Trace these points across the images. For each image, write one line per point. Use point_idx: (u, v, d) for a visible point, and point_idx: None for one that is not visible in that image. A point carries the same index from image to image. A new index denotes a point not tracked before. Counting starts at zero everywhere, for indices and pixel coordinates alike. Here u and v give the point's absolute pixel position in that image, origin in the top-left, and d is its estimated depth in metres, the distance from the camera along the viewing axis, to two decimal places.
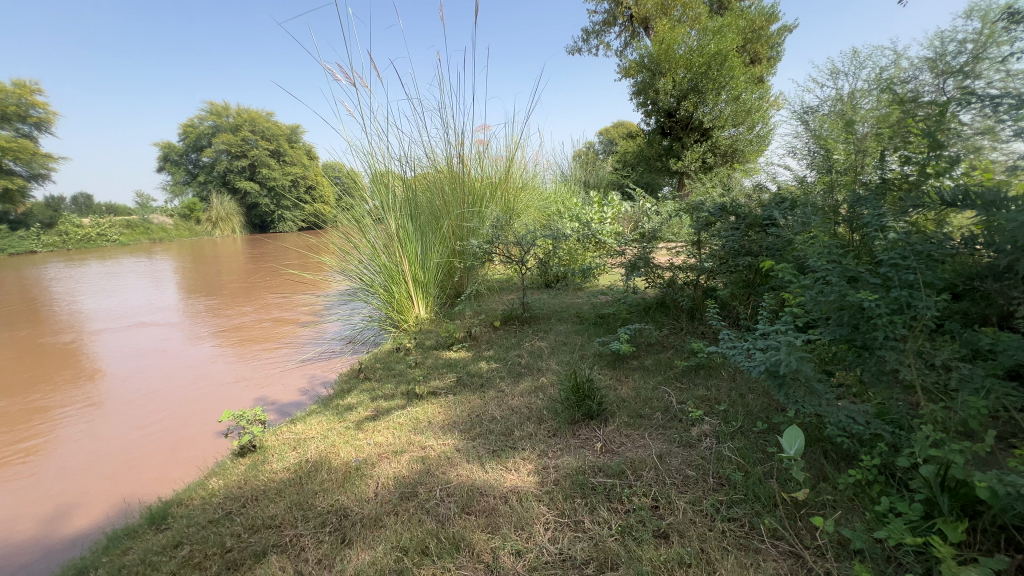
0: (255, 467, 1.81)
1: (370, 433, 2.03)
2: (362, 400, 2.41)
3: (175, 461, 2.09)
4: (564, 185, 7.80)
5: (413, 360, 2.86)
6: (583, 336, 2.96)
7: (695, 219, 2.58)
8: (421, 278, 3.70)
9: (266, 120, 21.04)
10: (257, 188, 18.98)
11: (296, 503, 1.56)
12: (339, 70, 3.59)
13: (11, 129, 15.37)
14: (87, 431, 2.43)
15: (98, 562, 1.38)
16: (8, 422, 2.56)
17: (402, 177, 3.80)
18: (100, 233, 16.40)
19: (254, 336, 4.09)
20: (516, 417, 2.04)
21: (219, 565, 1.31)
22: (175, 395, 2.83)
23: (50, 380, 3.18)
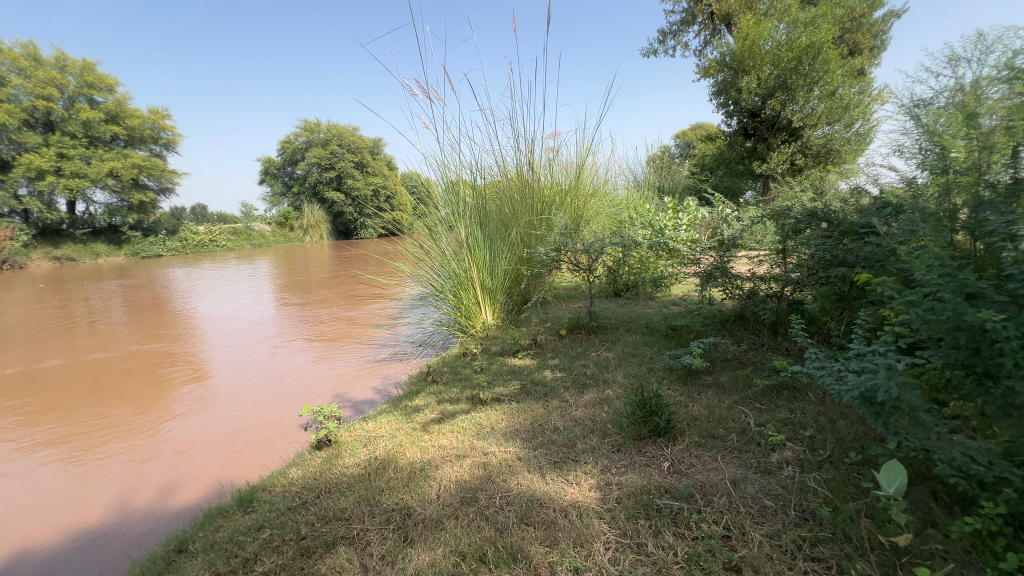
0: (330, 461, 1.93)
1: (435, 436, 2.09)
2: (429, 403, 2.48)
3: (263, 450, 2.29)
4: (637, 191, 7.61)
5: (479, 366, 2.91)
6: (653, 348, 2.84)
7: (780, 226, 2.38)
8: (488, 284, 3.76)
9: (353, 134, 22.65)
10: (343, 199, 20.47)
11: (364, 498, 1.63)
12: (416, 85, 3.78)
13: (147, 150, 17.91)
14: (194, 418, 2.73)
15: (195, 536, 1.54)
16: (133, 407, 2.94)
17: (473, 186, 3.90)
18: (211, 239, 18.52)
19: (335, 336, 4.41)
20: (579, 429, 2.00)
21: (293, 550, 1.40)
22: (265, 390, 3.10)
23: (167, 373, 3.59)
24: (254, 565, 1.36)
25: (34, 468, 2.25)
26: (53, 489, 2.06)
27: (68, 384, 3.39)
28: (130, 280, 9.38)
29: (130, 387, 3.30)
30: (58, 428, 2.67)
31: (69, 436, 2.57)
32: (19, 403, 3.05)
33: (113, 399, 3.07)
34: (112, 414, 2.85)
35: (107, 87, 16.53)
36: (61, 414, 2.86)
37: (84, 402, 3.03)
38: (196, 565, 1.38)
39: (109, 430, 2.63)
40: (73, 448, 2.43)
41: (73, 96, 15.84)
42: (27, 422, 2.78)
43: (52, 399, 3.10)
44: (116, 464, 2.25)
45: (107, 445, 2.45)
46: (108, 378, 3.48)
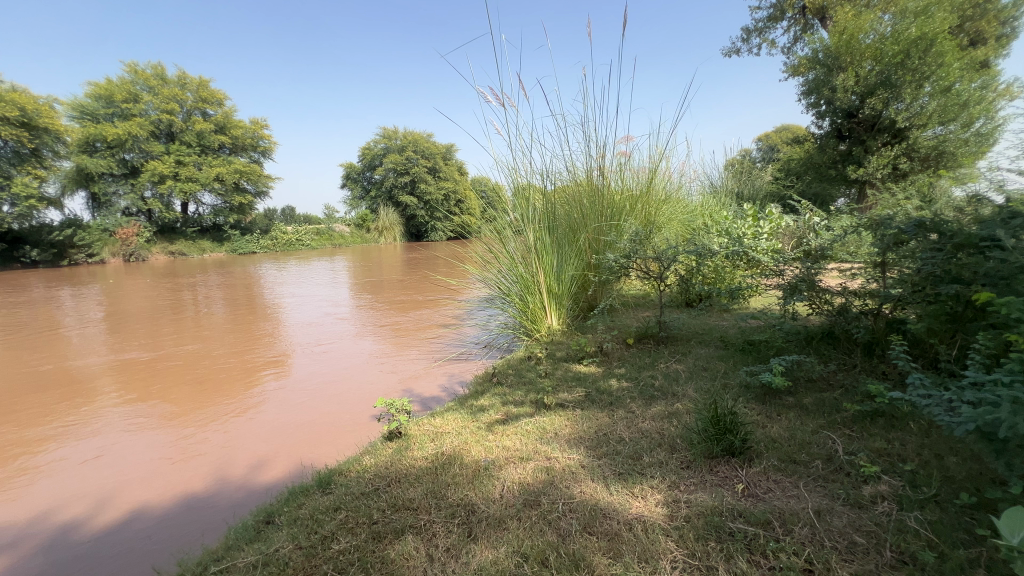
0: (400, 453, 2.02)
1: (499, 436, 2.12)
2: (494, 404, 2.52)
3: (339, 438, 2.43)
4: (713, 197, 7.25)
5: (543, 370, 2.92)
6: (728, 363, 2.69)
7: (879, 237, 2.17)
8: (555, 290, 3.75)
9: (428, 141, 23.61)
10: (416, 203, 22.13)
11: (431, 491, 1.70)
12: (491, 93, 3.89)
13: (248, 157, 19.86)
14: (279, 404, 2.97)
15: (281, 510, 1.68)
16: (229, 392, 3.24)
17: (542, 191, 3.92)
18: (298, 238, 20.08)
19: (405, 333, 4.65)
20: (645, 442, 1.94)
21: (366, 533, 1.48)
22: (342, 382, 3.30)
23: (256, 363, 3.89)
24: (331, 542, 1.46)
25: (145, 444, 2.51)
26: (160, 464, 2.28)
27: (174, 370, 3.76)
28: (229, 275, 10.42)
29: (225, 375, 3.60)
30: (165, 411, 2.95)
31: (174, 418, 2.84)
32: (137, 383, 3.47)
33: (210, 386, 3.37)
34: (211, 397, 3.16)
35: (218, 102, 18.51)
36: (167, 397, 3.17)
37: (186, 388, 3.34)
38: (282, 537, 1.51)
39: (206, 414, 2.87)
40: (176, 428, 2.68)
41: (190, 111, 17.89)
42: (141, 402, 3.10)
43: (161, 384, 3.44)
44: (212, 444, 2.46)
45: (204, 428, 2.68)
46: (208, 365, 3.88)
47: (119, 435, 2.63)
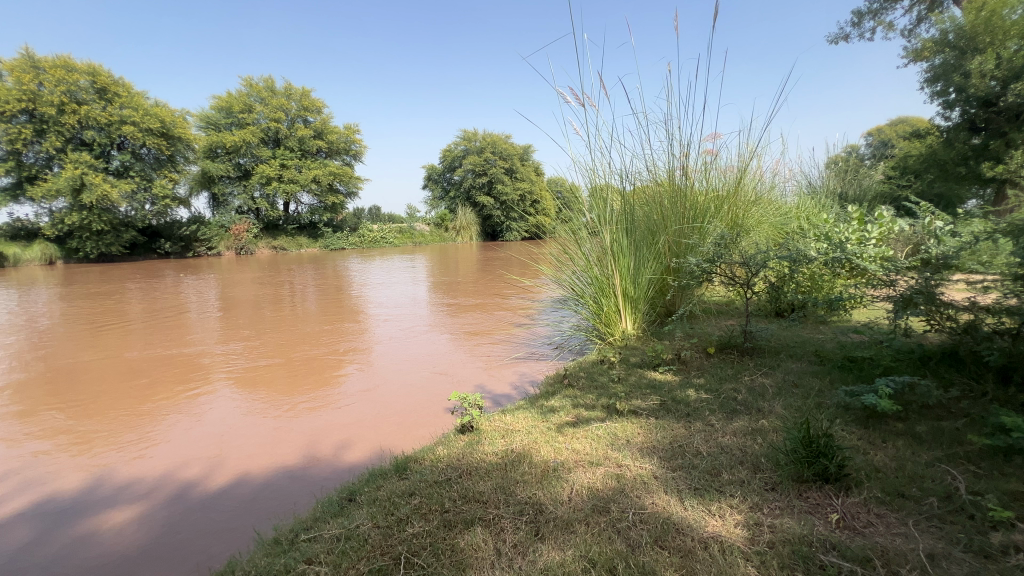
0: (471, 446, 2.08)
1: (569, 438, 2.11)
2: (564, 405, 2.51)
3: (415, 428, 2.55)
4: (810, 198, 6.65)
5: (616, 375, 2.85)
6: (823, 380, 2.46)
7: (1019, 246, 1.86)
8: (631, 293, 3.65)
9: (507, 142, 24.00)
10: (492, 204, 22.68)
11: (501, 486, 1.73)
12: (570, 93, 3.62)
13: (341, 160, 21.44)
14: (361, 392, 3.18)
15: (362, 489, 1.81)
16: (317, 379, 3.52)
17: (620, 192, 3.84)
18: (382, 237, 21.35)
19: (478, 330, 4.78)
20: (725, 458, 1.83)
21: (438, 521, 1.55)
22: (418, 374, 3.47)
23: (341, 354, 4.17)
24: (405, 524, 1.54)
25: (246, 422, 2.77)
26: (258, 440, 2.52)
27: (271, 357, 4.13)
28: (322, 269, 11.34)
29: (313, 364, 3.90)
30: (262, 393, 3.25)
31: (270, 400, 3.12)
32: (243, 367, 3.88)
33: (300, 373, 3.66)
34: (303, 382, 3.45)
35: (318, 110, 20.16)
36: (264, 382, 3.48)
37: (282, 373, 3.67)
38: (363, 514, 1.62)
39: (298, 397, 3.14)
40: (272, 410, 2.95)
41: (294, 118, 19.66)
42: (243, 385, 3.44)
43: (261, 369, 3.80)
44: (304, 425, 2.69)
45: (296, 410, 2.92)
46: (300, 353, 4.24)
47: (225, 412, 2.94)
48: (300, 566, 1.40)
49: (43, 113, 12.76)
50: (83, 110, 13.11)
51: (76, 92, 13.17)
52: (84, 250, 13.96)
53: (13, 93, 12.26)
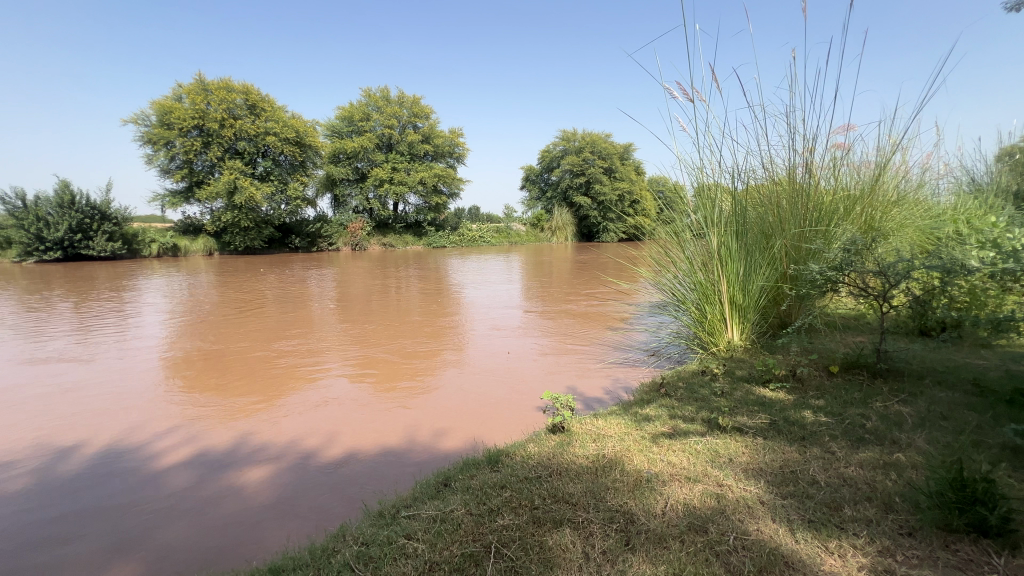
0: (562, 447, 2.08)
1: (664, 450, 2.02)
2: (660, 415, 2.40)
3: (507, 423, 2.61)
4: (970, 197, 5.62)
5: (719, 389, 2.65)
6: (982, 415, 2.07)
7: None
8: (739, 301, 3.38)
9: (607, 141, 23.51)
10: (589, 204, 22.42)
11: (591, 490, 1.71)
12: (678, 88, 3.35)
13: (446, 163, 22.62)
14: (457, 384, 3.34)
15: (456, 476, 1.90)
16: (418, 369, 3.77)
17: (730, 192, 3.56)
18: (480, 236, 22.20)
19: (571, 332, 4.77)
20: (847, 491, 1.62)
21: (527, 516, 1.57)
22: (510, 372, 3.55)
23: (439, 347, 4.42)
24: (496, 515, 1.59)
25: (356, 403, 3.06)
26: (366, 421, 2.76)
27: (378, 347, 4.49)
28: (425, 266, 12.08)
29: (414, 355, 4.18)
30: (370, 379, 3.56)
31: (376, 386, 3.41)
32: (354, 354, 4.27)
33: (403, 364, 3.95)
34: (405, 372, 3.70)
35: (426, 116, 21.39)
36: (372, 369, 3.81)
37: (387, 362, 3.98)
38: (457, 500, 1.70)
39: (401, 385, 3.39)
40: (378, 395, 3.21)
41: (405, 124, 21.08)
42: (354, 371, 3.79)
43: (370, 358, 4.16)
44: (406, 411, 2.89)
45: (398, 397, 3.16)
46: (403, 345, 4.55)
47: (339, 394, 3.27)
48: (400, 540, 1.51)
49: (209, 128, 15.14)
50: (238, 124, 15.28)
51: (233, 108, 15.38)
52: (235, 244, 16.48)
53: (188, 113, 14.70)
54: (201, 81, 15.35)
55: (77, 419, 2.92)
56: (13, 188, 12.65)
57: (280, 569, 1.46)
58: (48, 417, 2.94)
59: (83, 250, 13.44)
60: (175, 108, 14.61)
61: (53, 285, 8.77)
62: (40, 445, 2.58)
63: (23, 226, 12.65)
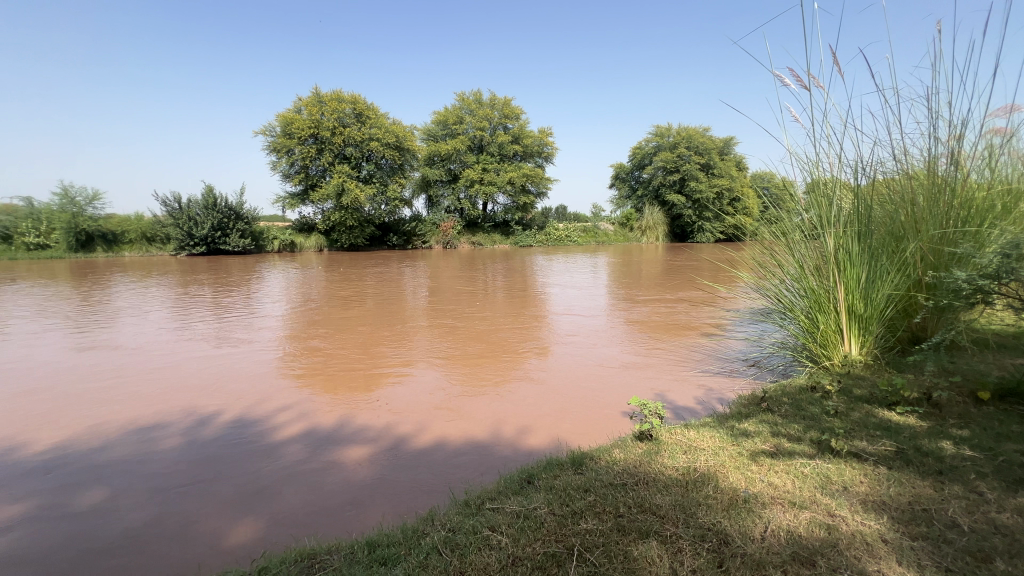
0: (650, 455, 2.01)
1: (765, 469, 1.86)
2: (761, 432, 2.22)
3: (592, 427, 2.58)
4: None
5: (832, 408, 2.38)
6: None
7: None
8: (860, 311, 3.00)
9: (705, 135, 22.10)
10: (682, 202, 21.36)
11: (681, 504, 1.63)
12: (790, 73, 3.05)
13: (535, 163, 22.80)
14: (542, 383, 3.36)
15: (540, 475, 1.91)
16: (503, 366, 3.85)
17: (851, 188, 3.17)
18: (567, 235, 22.21)
19: (660, 337, 4.59)
20: (999, 541, 1.37)
21: (612, 523, 1.54)
22: (595, 375, 3.49)
23: (524, 345, 4.48)
24: (579, 519, 1.58)
25: (445, 395, 3.21)
26: (455, 412, 2.88)
27: (466, 343, 4.66)
28: (512, 264, 12.33)
29: (500, 352, 4.29)
30: (459, 373, 3.71)
31: (464, 380, 3.54)
32: (444, 348, 4.48)
33: (490, 360, 4.06)
34: (490, 368, 3.80)
35: (517, 117, 21.69)
36: (460, 363, 3.97)
37: (474, 358, 4.11)
38: (540, 498, 1.71)
39: (487, 381, 3.49)
40: (466, 388, 3.34)
41: (496, 126, 21.58)
42: (444, 364, 3.98)
43: (459, 352, 4.34)
44: (491, 405, 2.97)
45: (484, 391, 3.25)
46: (489, 341, 4.67)
47: (430, 384, 3.45)
48: (485, 530, 1.56)
49: (322, 137, 16.73)
50: (346, 132, 16.78)
51: (343, 118, 16.99)
52: (342, 241, 18.14)
53: (306, 123, 16.31)
54: (317, 95, 17.01)
55: (216, 392, 3.40)
56: (172, 194, 15.03)
57: (376, 543, 1.58)
58: (194, 389, 3.46)
59: (221, 246, 15.61)
60: (296, 119, 16.23)
61: (200, 277, 10.29)
62: (188, 411, 3.05)
63: (179, 225, 14.99)
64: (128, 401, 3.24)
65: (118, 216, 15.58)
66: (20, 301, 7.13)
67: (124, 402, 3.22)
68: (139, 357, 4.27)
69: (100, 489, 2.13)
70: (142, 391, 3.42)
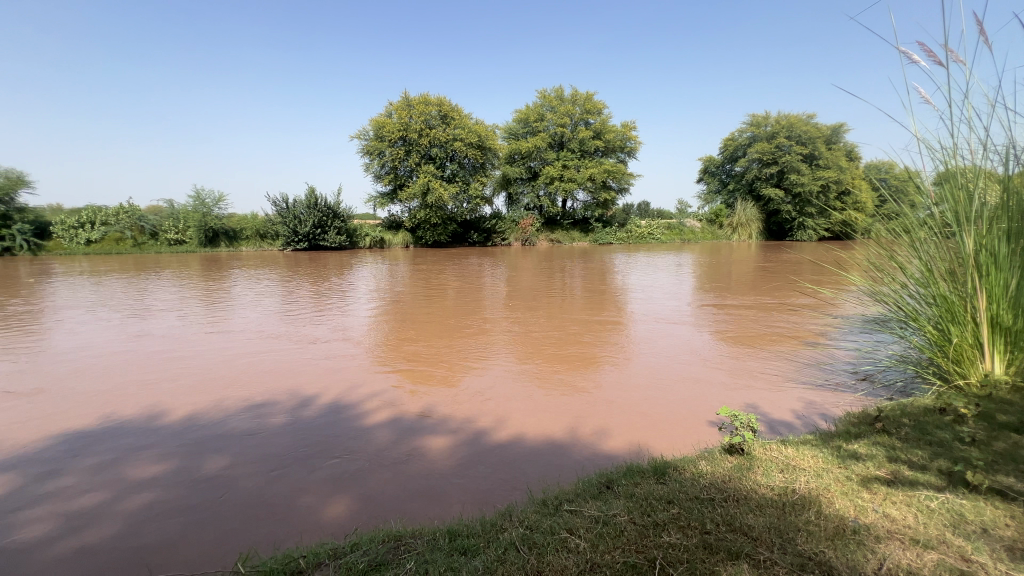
0: (741, 471, 1.87)
1: (880, 498, 1.65)
2: (874, 455, 1.98)
3: (676, 436, 2.46)
4: None
5: (967, 435, 2.05)
6: None
7: None
8: (1007, 323, 2.54)
9: (809, 122, 20.00)
10: (780, 196, 19.66)
11: (776, 527, 1.50)
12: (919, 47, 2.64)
13: (617, 158, 22.19)
14: (621, 386, 3.28)
15: (619, 481, 1.86)
16: (581, 366, 3.81)
17: (999, 178, 2.67)
18: (649, 232, 21.50)
19: (752, 344, 4.25)
20: None
21: (697, 539, 1.46)
22: (679, 381, 3.33)
23: (602, 347, 4.39)
24: (660, 531, 1.51)
25: (522, 392, 3.25)
26: (533, 410, 2.90)
27: (544, 341, 4.67)
28: (591, 262, 12.18)
29: (577, 352, 4.23)
30: (536, 371, 3.72)
31: (541, 378, 3.55)
32: (521, 345, 4.54)
33: (567, 359, 4.03)
34: (568, 367, 3.78)
35: (599, 111, 21.15)
36: (538, 361, 3.99)
37: (552, 356, 4.11)
38: (619, 505, 1.67)
39: (565, 380, 3.47)
40: (543, 386, 3.35)
41: (577, 122, 21.26)
42: (521, 361, 4.02)
43: (537, 350, 4.35)
44: (569, 405, 2.95)
45: (562, 391, 3.24)
46: (567, 341, 4.64)
47: (506, 380, 3.50)
48: (563, 532, 1.55)
49: (410, 139, 17.63)
50: (432, 133, 17.51)
51: (429, 120, 17.77)
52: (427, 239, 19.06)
53: (396, 126, 17.33)
54: (406, 99, 17.90)
55: (315, 377, 3.73)
56: (281, 195, 16.69)
57: (457, 533, 1.64)
58: (297, 373, 3.82)
59: (321, 242, 17.08)
60: (386, 123, 17.26)
61: (302, 270, 11.34)
62: (292, 393, 3.37)
63: (286, 223, 16.62)
64: (244, 381, 3.66)
65: (239, 215, 17.68)
66: (163, 289, 8.37)
67: (242, 381, 3.64)
68: (252, 342, 4.80)
69: (223, 457, 2.43)
70: (254, 373, 3.84)
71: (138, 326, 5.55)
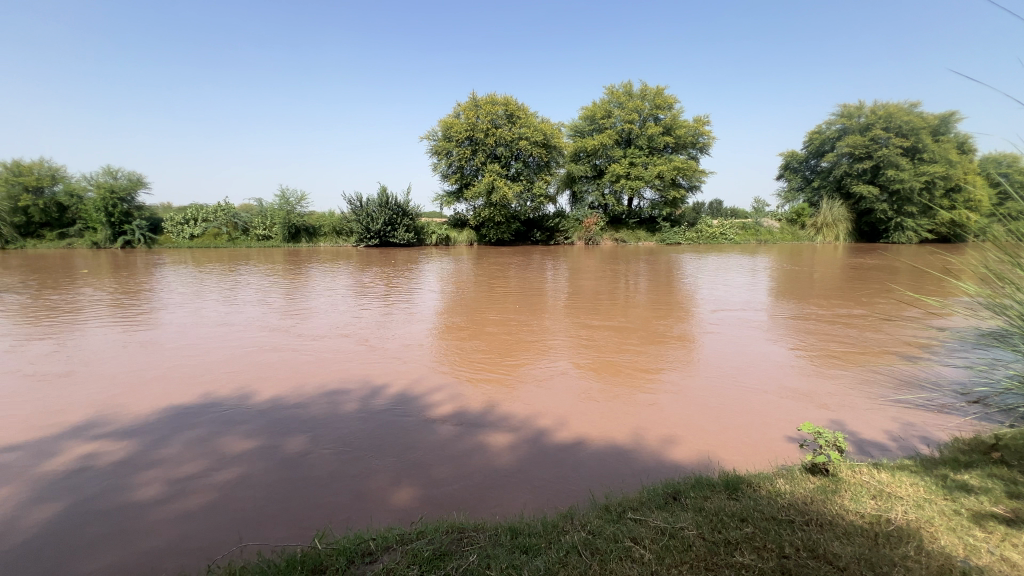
0: (825, 493, 1.72)
1: (997, 538, 1.45)
2: (989, 489, 1.74)
3: (750, 450, 2.32)
4: None
5: None
6: None
7: None
8: None
9: (913, 111, 17.94)
10: (874, 194, 17.92)
11: (868, 560, 1.37)
12: None
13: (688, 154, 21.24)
14: (688, 394, 3.13)
15: (688, 493, 1.78)
16: (645, 370, 3.69)
17: None
18: (722, 232, 20.44)
19: (838, 357, 3.90)
20: None
21: (774, 563, 1.36)
22: (752, 392, 3.13)
23: (668, 352, 4.23)
24: (733, 550, 1.44)
25: (584, 393, 3.21)
26: (594, 412, 2.86)
27: (606, 343, 4.57)
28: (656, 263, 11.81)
29: (641, 356, 4.11)
30: (599, 373, 3.66)
31: (604, 380, 3.49)
32: (584, 346, 4.49)
33: (630, 363, 3.92)
34: (632, 371, 3.68)
35: (670, 106, 20.34)
36: (600, 363, 3.91)
37: (615, 359, 4.02)
38: (687, 518, 1.60)
39: (628, 384, 3.37)
40: (606, 389, 3.28)
41: (646, 118, 20.58)
42: (583, 363, 3.97)
43: (600, 352, 4.28)
44: (633, 410, 2.87)
45: (626, 395, 3.16)
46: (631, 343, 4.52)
47: (569, 381, 3.48)
48: (626, 541, 1.51)
49: (477, 139, 17.96)
50: (498, 133, 17.73)
51: (496, 120, 18.00)
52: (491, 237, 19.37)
53: (463, 127, 17.73)
54: (474, 100, 18.26)
55: (384, 368, 3.91)
56: (356, 195, 17.66)
57: (518, 531, 1.65)
58: (368, 364, 4.03)
59: (391, 239, 17.89)
60: (455, 124, 17.71)
61: (373, 266, 11.93)
62: (364, 383, 3.56)
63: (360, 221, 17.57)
64: (321, 368, 3.92)
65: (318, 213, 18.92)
66: (251, 281, 9.12)
67: (319, 369, 3.89)
68: (327, 334, 5.12)
69: (303, 439, 2.62)
70: (330, 362, 4.10)
71: (230, 315, 6.11)
